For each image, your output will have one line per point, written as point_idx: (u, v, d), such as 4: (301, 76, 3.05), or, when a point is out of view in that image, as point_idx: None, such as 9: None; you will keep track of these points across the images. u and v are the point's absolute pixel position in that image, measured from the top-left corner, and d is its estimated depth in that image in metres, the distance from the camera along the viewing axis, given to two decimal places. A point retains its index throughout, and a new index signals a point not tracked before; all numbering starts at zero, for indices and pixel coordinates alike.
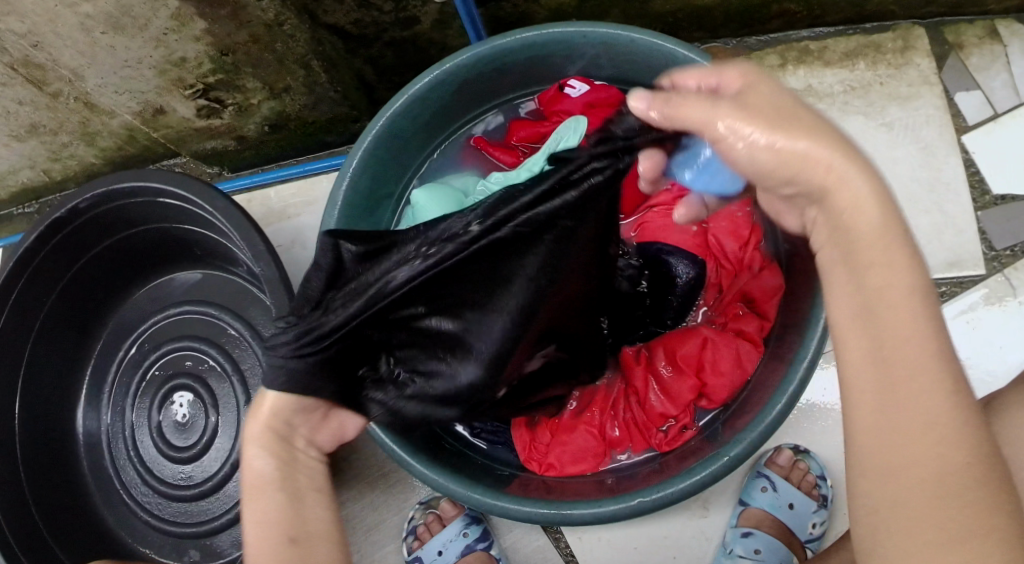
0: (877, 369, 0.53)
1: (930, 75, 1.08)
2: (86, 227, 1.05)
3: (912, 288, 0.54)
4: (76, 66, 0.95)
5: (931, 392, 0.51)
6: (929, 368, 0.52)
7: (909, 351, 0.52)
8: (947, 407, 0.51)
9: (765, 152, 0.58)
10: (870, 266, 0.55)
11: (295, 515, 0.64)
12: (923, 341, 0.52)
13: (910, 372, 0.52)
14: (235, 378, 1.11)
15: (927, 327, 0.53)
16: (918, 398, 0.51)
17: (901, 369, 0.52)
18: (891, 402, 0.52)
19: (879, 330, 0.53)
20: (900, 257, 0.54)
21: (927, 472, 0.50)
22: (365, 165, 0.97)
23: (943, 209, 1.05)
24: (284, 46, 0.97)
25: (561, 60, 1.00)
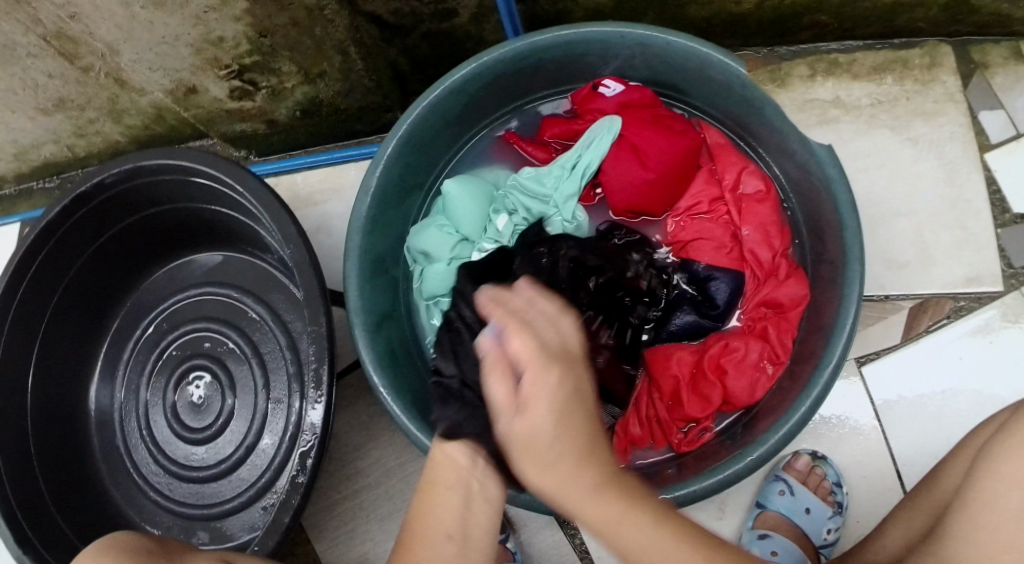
0: (613, 513, 0.58)
1: (955, 93, 1.09)
2: (110, 202, 1.05)
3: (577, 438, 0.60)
4: (112, 40, 0.94)
5: (585, 469, 0.59)
6: (586, 455, 0.60)
7: (577, 488, 0.59)
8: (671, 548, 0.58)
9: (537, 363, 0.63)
10: (569, 452, 0.59)
11: (464, 520, 0.64)
12: (576, 472, 0.59)
13: (574, 444, 0.60)
14: (254, 360, 1.11)
15: (578, 442, 0.60)
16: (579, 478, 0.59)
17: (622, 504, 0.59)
18: (622, 517, 0.58)
19: (557, 470, 0.59)
20: (587, 445, 0.60)
21: (569, 402, 0.61)
22: (398, 153, 0.97)
23: (965, 226, 1.06)
24: (324, 31, 0.96)
25: (597, 58, 1.01)
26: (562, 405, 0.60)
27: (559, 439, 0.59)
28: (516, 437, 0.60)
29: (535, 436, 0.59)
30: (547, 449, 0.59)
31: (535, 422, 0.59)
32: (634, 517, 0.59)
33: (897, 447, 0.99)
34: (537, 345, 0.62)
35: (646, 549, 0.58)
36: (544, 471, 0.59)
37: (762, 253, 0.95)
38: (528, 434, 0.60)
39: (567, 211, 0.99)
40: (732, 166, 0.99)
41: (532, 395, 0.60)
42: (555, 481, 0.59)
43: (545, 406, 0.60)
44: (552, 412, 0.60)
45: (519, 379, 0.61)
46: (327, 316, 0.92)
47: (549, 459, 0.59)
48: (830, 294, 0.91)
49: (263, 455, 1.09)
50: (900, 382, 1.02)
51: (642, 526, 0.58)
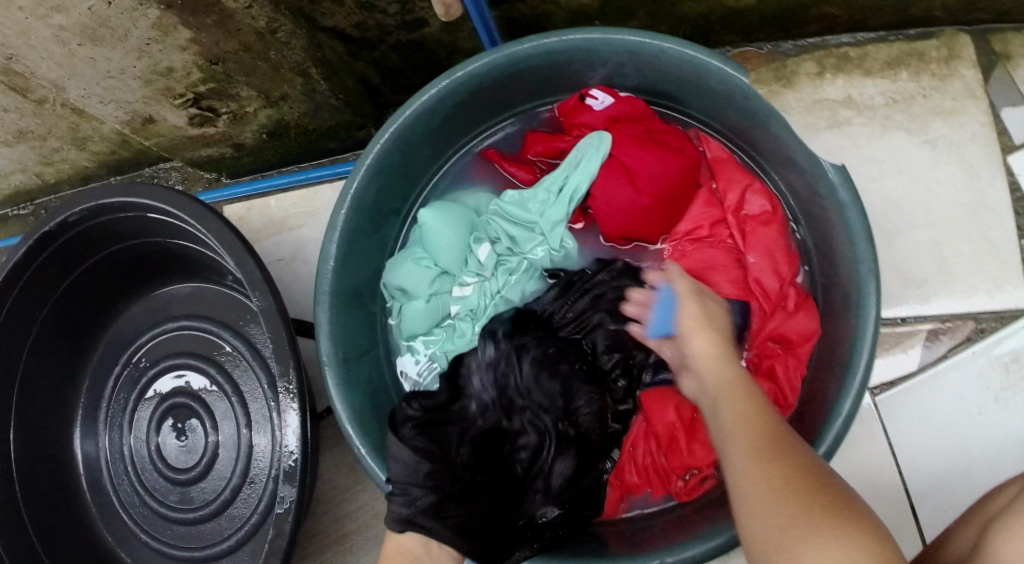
0: (738, 442, 0.65)
1: (976, 87, 1.00)
2: (76, 241, 0.99)
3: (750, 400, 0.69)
4: (55, 78, 0.87)
5: (761, 409, 0.68)
6: (757, 400, 0.69)
7: (749, 407, 0.68)
8: (772, 449, 0.63)
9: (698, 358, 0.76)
10: (738, 392, 0.70)
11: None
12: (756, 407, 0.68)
13: (738, 390, 0.71)
14: (234, 397, 1.07)
15: (740, 393, 0.70)
16: (748, 407, 0.68)
17: (753, 428, 0.65)
18: (749, 431, 0.65)
19: (741, 411, 0.68)
20: (759, 401, 0.69)
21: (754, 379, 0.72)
22: (369, 182, 0.90)
23: (988, 237, 0.98)
24: (279, 54, 0.88)
25: (582, 67, 0.92)
26: (720, 351, 0.76)
27: (717, 390, 0.72)
28: (698, 354, 0.76)
29: (710, 360, 0.75)
30: (724, 382, 0.72)
31: (705, 372, 0.75)
32: (740, 429, 0.66)
33: (912, 481, 0.94)
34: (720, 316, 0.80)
35: (750, 453, 0.63)
36: (715, 411, 0.70)
37: (768, 282, 0.88)
38: (711, 363, 0.75)
39: (553, 239, 0.92)
40: (736, 183, 0.91)
41: (701, 347, 0.76)
42: (739, 414, 0.68)
43: (715, 360, 0.75)
44: (716, 364, 0.75)
45: (705, 331, 0.78)
46: (297, 364, 0.88)
47: (733, 396, 0.70)
48: (844, 329, 0.83)
49: (250, 496, 1.05)
50: (918, 408, 0.95)
51: (764, 427, 0.65)
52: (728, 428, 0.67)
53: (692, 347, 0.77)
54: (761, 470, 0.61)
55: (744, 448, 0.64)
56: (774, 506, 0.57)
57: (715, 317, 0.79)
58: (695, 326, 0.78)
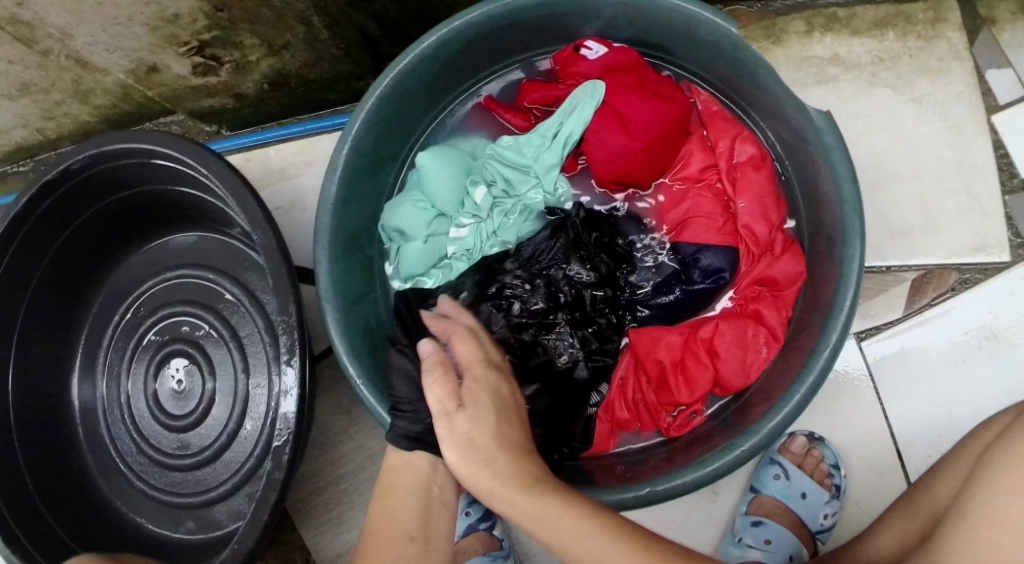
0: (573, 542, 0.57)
1: (961, 49, 1.03)
2: (78, 190, 1.01)
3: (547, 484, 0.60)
4: (63, 24, 0.90)
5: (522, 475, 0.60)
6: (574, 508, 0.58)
7: (573, 529, 0.57)
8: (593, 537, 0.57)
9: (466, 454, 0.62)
10: (527, 463, 0.61)
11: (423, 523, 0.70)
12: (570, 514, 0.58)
13: (534, 498, 0.59)
14: (231, 343, 1.08)
15: (522, 465, 0.61)
16: (560, 514, 0.58)
17: (567, 528, 0.57)
18: (556, 523, 0.58)
19: (533, 508, 0.58)
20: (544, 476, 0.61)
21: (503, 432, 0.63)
22: (369, 127, 0.92)
23: (972, 192, 1.00)
24: (283, 2, 0.91)
25: (577, 18, 0.94)
26: (494, 412, 0.64)
27: (493, 460, 0.61)
28: (467, 476, 0.61)
29: (476, 474, 0.61)
30: (485, 471, 0.61)
31: (446, 448, 0.62)
32: (549, 502, 0.59)
33: (898, 427, 0.96)
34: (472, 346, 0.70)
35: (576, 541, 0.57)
36: (504, 504, 0.59)
37: (758, 229, 0.90)
38: (467, 465, 0.61)
39: (548, 181, 0.94)
40: (724, 133, 0.93)
41: (457, 433, 0.62)
42: (517, 500, 0.59)
43: (472, 450, 0.61)
44: (489, 441, 0.62)
45: (456, 413, 0.63)
46: (297, 305, 0.88)
47: (501, 488, 0.60)
48: (829, 270, 0.85)
49: (247, 441, 1.07)
50: (906, 355, 0.97)
51: (562, 501, 0.59)
52: (544, 524, 0.58)
53: (455, 423, 0.63)
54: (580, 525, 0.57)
55: (584, 520, 0.58)
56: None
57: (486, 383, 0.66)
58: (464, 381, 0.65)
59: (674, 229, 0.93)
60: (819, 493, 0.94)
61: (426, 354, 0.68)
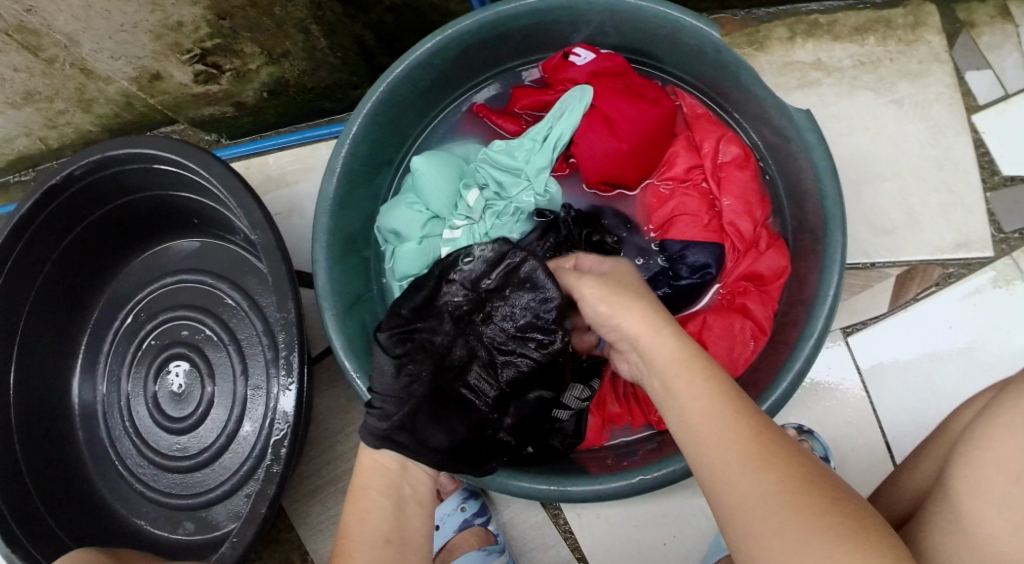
0: (712, 444, 0.56)
1: (941, 52, 1.06)
2: (82, 195, 1.03)
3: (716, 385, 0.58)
4: (70, 31, 0.93)
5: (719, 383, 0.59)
6: (724, 397, 0.58)
7: (725, 421, 0.56)
8: (751, 456, 0.54)
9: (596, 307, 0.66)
10: (692, 367, 0.59)
11: (398, 525, 0.69)
12: (725, 410, 0.57)
13: (696, 367, 0.59)
14: (231, 347, 1.10)
15: (696, 366, 0.60)
16: (723, 412, 0.56)
17: (726, 434, 0.55)
18: (712, 422, 0.56)
19: (705, 403, 0.57)
20: (716, 374, 0.59)
21: (659, 307, 0.65)
22: (365, 132, 0.95)
23: (953, 189, 1.03)
24: (283, 11, 0.94)
25: (566, 26, 0.98)
26: (612, 284, 0.66)
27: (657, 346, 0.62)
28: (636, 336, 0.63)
29: (653, 337, 0.62)
30: (664, 342, 0.62)
31: (598, 302, 0.66)
32: (696, 373, 0.59)
33: (886, 419, 0.98)
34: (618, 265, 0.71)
35: (726, 447, 0.55)
36: (666, 378, 0.60)
37: (742, 226, 0.92)
38: (644, 331, 0.63)
39: (538, 183, 0.96)
40: (709, 134, 0.96)
41: (608, 283, 0.67)
42: (696, 387, 0.58)
43: (638, 316, 0.63)
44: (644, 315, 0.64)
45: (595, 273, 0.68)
46: (296, 303, 0.90)
47: (672, 364, 0.60)
48: (813, 264, 0.88)
49: (245, 442, 1.08)
50: (891, 350, 0.99)
51: (720, 402, 0.57)
52: (694, 412, 0.57)
53: (591, 277, 0.68)
54: (721, 412, 0.57)
55: (720, 407, 0.57)
56: (754, 467, 0.53)
57: (625, 279, 0.68)
58: (603, 291, 0.66)
59: (662, 227, 0.96)
60: None
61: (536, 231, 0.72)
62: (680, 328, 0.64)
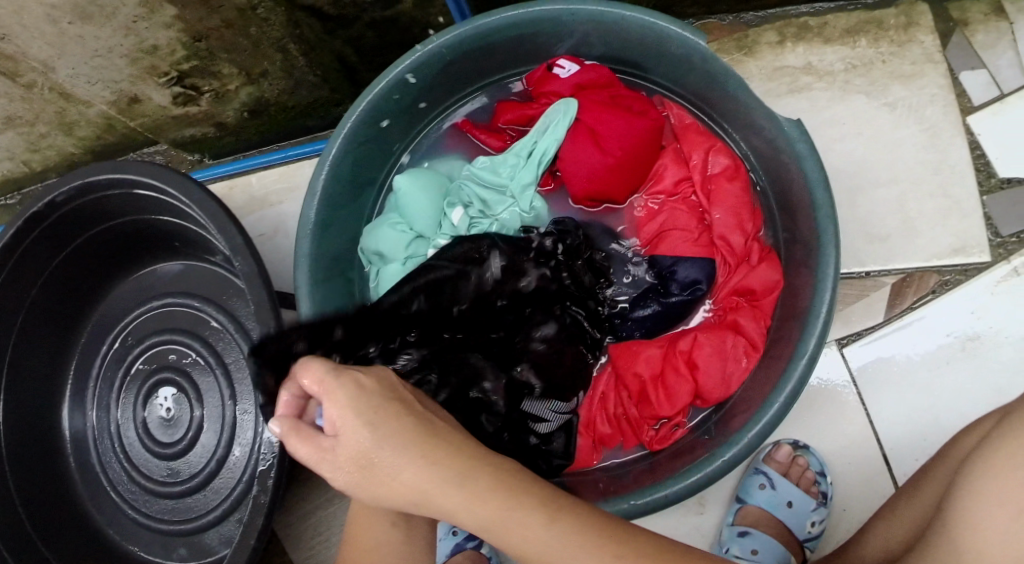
0: (555, 559, 0.55)
1: (934, 52, 1.03)
2: (64, 220, 1.02)
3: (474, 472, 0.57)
4: (45, 58, 0.92)
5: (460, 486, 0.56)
6: (490, 495, 0.56)
7: (543, 538, 0.55)
8: (583, 552, 0.55)
9: (409, 476, 0.56)
10: (448, 485, 0.56)
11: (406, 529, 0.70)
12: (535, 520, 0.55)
13: (434, 471, 0.56)
14: (219, 370, 1.09)
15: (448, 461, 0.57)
16: (502, 513, 0.55)
17: (568, 550, 0.55)
18: (534, 536, 0.55)
19: (509, 521, 0.55)
20: (482, 489, 0.56)
21: (402, 424, 0.57)
22: (346, 152, 0.93)
23: (949, 193, 1.00)
24: (259, 30, 0.93)
25: (549, 38, 0.96)
26: (353, 402, 0.57)
27: (380, 442, 0.56)
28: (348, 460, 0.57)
29: (381, 477, 0.56)
30: (369, 458, 0.56)
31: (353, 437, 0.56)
32: (475, 502, 0.55)
33: (884, 431, 0.95)
34: (377, 381, 0.59)
35: (563, 558, 0.55)
36: (441, 500, 0.56)
37: (733, 239, 0.90)
38: (361, 447, 0.56)
39: (523, 201, 0.95)
40: (698, 145, 0.94)
41: (346, 405, 0.57)
42: (450, 499, 0.56)
43: (354, 425, 0.56)
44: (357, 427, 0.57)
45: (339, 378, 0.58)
46: (279, 329, 0.89)
47: (388, 462, 0.56)
48: (806, 278, 0.86)
49: (235, 467, 1.07)
50: (888, 359, 0.97)
51: (531, 517, 0.55)
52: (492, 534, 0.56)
53: (343, 402, 0.57)
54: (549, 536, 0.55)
55: (552, 529, 0.55)
56: None
57: (371, 403, 0.57)
58: (326, 384, 0.58)
59: (652, 241, 0.94)
60: (805, 503, 0.94)
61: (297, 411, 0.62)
62: (409, 406, 0.59)
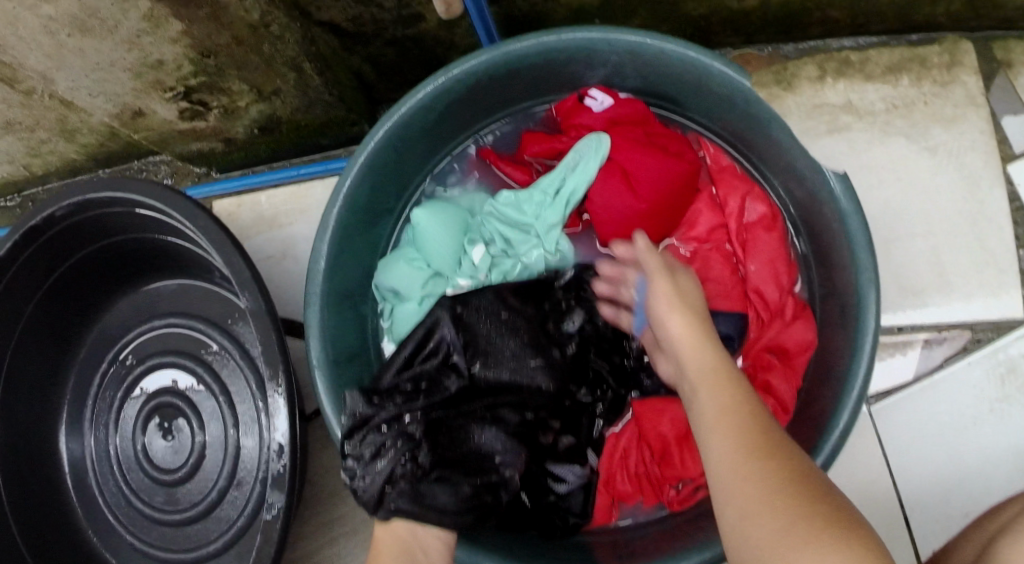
0: (728, 473, 0.56)
1: (977, 95, 0.99)
2: (64, 235, 0.97)
3: (732, 416, 0.61)
4: (43, 69, 0.85)
5: (730, 384, 0.64)
6: (722, 372, 0.66)
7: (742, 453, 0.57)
8: (753, 472, 0.55)
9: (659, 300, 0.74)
10: (717, 390, 0.63)
11: None
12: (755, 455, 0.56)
13: (710, 371, 0.66)
14: (222, 397, 1.05)
15: (744, 416, 0.61)
16: (708, 396, 0.64)
17: (742, 466, 0.56)
18: (748, 463, 0.56)
19: (722, 428, 0.60)
20: (755, 415, 0.61)
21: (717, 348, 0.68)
22: (364, 181, 0.88)
23: (985, 246, 0.97)
24: (273, 48, 0.87)
25: (582, 68, 0.90)
26: (674, 295, 0.73)
27: (686, 340, 0.70)
28: (696, 367, 0.67)
29: (706, 375, 0.66)
30: (705, 372, 0.66)
31: (668, 326, 0.72)
32: (734, 409, 0.61)
33: (906, 490, 0.93)
34: (681, 291, 0.74)
35: (738, 477, 0.55)
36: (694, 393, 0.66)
37: (769, 291, 0.87)
38: (704, 364, 0.67)
39: (549, 241, 0.90)
40: (735, 190, 0.90)
41: (679, 288, 0.74)
42: (715, 401, 0.63)
43: (673, 299, 0.73)
44: (677, 303, 0.73)
45: (670, 275, 0.76)
46: (288, 373, 0.85)
47: (702, 341, 0.69)
48: (842, 338, 0.83)
49: (238, 498, 1.04)
50: (914, 415, 0.95)
51: (760, 465, 0.55)
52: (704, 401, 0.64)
53: (671, 321, 0.72)
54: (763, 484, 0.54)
55: (758, 475, 0.55)
56: (775, 514, 0.52)
57: (690, 294, 0.74)
58: (671, 305, 0.73)
59: None
60: None
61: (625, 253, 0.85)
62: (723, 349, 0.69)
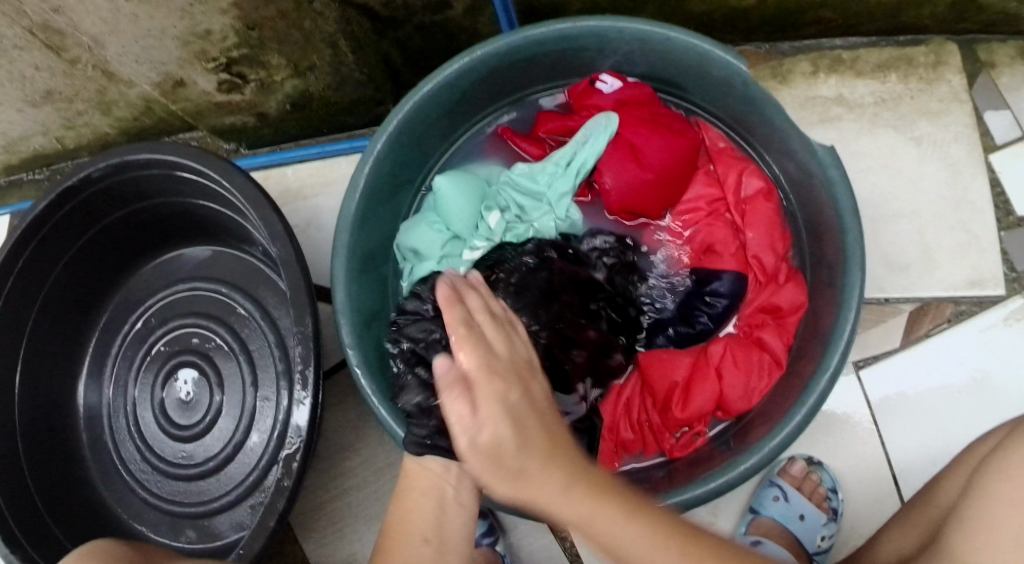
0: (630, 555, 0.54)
1: (960, 91, 1.07)
2: (99, 196, 1.02)
3: (554, 465, 0.57)
4: (97, 33, 0.92)
5: (554, 476, 0.56)
6: (538, 451, 0.57)
7: (597, 525, 0.55)
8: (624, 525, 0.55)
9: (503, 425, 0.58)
10: (519, 463, 0.56)
11: (438, 525, 0.72)
12: (580, 503, 0.56)
13: (518, 438, 0.57)
14: (242, 356, 1.10)
15: (552, 464, 0.57)
16: (537, 480, 0.56)
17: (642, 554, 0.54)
18: (581, 508, 0.55)
19: (554, 493, 0.56)
20: (568, 474, 0.57)
21: (505, 407, 0.58)
22: (389, 149, 0.94)
23: (969, 228, 1.04)
24: (313, 24, 0.95)
25: (593, 53, 0.97)
26: (496, 405, 0.58)
27: (521, 445, 0.57)
28: (483, 460, 0.57)
29: (492, 459, 0.57)
30: (502, 460, 0.56)
31: (462, 433, 0.58)
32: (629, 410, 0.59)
33: (895, 454, 0.98)
34: (505, 348, 0.64)
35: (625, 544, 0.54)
36: (535, 485, 0.56)
37: (764, 258, 0.93)
38: (509, 491, 0.57)
39: (560, 208, 0.98)
40: (732, 168, 0.97)
41: (475, 409, 0.58)
42: (533, 484, 0.56)
43: (482, 404, 0.58)
44: (499, 424, 0.57)
45: (469, 386, 0.60)
46: (313, 317, 0.89)
47: (517, 462, 0.56)
48: (830, 299, 0.89)
49: (251, 453, 1.07)
50: (900, 381, 1.00)
51: (579, 497, 0.56)
52: (542, 502, 0.56)
53: (474, 405, 0.58)
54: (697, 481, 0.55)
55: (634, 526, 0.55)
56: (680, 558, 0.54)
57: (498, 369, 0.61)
58: (479, 374, 0.61)
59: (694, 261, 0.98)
60: (817, 516, 0.96)
61: (442, 372, 0.62)
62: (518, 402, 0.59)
